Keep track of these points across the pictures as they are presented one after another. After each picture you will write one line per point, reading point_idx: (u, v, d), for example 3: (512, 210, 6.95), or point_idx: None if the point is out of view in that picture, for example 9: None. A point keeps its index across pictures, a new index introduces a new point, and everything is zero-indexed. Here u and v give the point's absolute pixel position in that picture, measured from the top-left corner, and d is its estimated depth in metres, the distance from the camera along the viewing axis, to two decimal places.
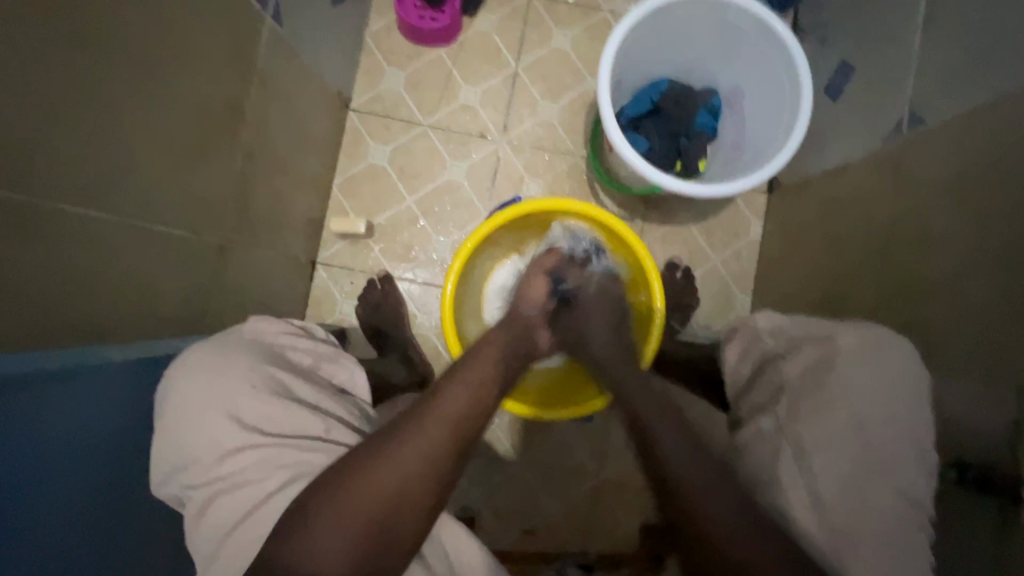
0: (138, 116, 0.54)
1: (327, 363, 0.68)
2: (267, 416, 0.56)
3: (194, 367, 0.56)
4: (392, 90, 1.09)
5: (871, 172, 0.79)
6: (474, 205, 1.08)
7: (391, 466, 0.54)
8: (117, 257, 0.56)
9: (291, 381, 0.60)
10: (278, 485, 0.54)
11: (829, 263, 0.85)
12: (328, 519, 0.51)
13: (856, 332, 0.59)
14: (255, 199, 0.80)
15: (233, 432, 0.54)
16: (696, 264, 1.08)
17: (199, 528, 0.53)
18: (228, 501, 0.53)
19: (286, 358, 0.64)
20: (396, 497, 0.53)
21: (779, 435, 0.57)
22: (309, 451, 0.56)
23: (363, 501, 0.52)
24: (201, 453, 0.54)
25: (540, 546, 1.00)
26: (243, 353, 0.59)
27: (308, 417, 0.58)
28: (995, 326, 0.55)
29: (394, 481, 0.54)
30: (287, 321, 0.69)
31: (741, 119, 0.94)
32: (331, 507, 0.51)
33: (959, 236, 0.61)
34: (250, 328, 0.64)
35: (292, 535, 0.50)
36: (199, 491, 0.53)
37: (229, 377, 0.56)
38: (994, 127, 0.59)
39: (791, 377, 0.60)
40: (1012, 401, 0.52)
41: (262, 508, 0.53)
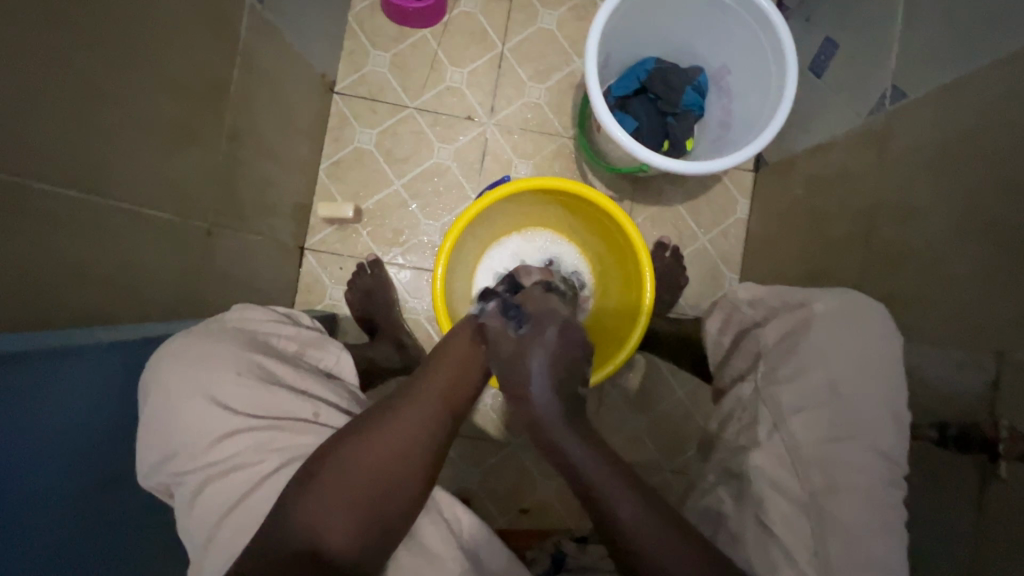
0: (121, 97, 0.53)
1: (312, 349, 0.66)
2: (257, 400, 0.54)
3: (181, 351, 0.55)
4: (377, 72, 1.08)
5: (855, 147, 0.79)
6: (462, 188, 1.08)
7: (391, 430, 0.54)
8: (102, 241, 0.56)
9: (277, 367, 0.58)
10: (273, 468, 0.52)
11: (815, 240, 0.86)
12: (332, 484, 0.49)
13: (833, 297, 0.59)
14: (241, 184, 0.79)
15: (223, 417, 0.52)
16: (685, 244, 1.08)
17: (191, 517, 0.51)
18: (220, 488, 0.51)
19: (272, 345, 0.62)
20: (399, 460, 0.53)
21: (757, 399, 0.59)
22: (302, 434, 0.54)
23: (364, 465, 0.51)
24: (190, 439, 0.51)
25: (535, 524, 1.02)
26: (229, 340, 0.58)
27: (296, 400, 0.56)
28: (975, 294, 0.56)
29: (395, 444, 0.53)
30: (271, 309, 0.68)
31: (728, 98, 0.94)
32: (333, 472, 0.50)
33: (941, 207, 0.62)
34: (233, 315, 0.63)
35: (294, 503, 0.49)
36: (189, 479, 0.51)
37: (215, 362, 0.54)
38: (975, 98, 0.60)
39: (768, 343, 0.62)
40: (990, 365, 0.54)
41: (256, 494, 0.51)
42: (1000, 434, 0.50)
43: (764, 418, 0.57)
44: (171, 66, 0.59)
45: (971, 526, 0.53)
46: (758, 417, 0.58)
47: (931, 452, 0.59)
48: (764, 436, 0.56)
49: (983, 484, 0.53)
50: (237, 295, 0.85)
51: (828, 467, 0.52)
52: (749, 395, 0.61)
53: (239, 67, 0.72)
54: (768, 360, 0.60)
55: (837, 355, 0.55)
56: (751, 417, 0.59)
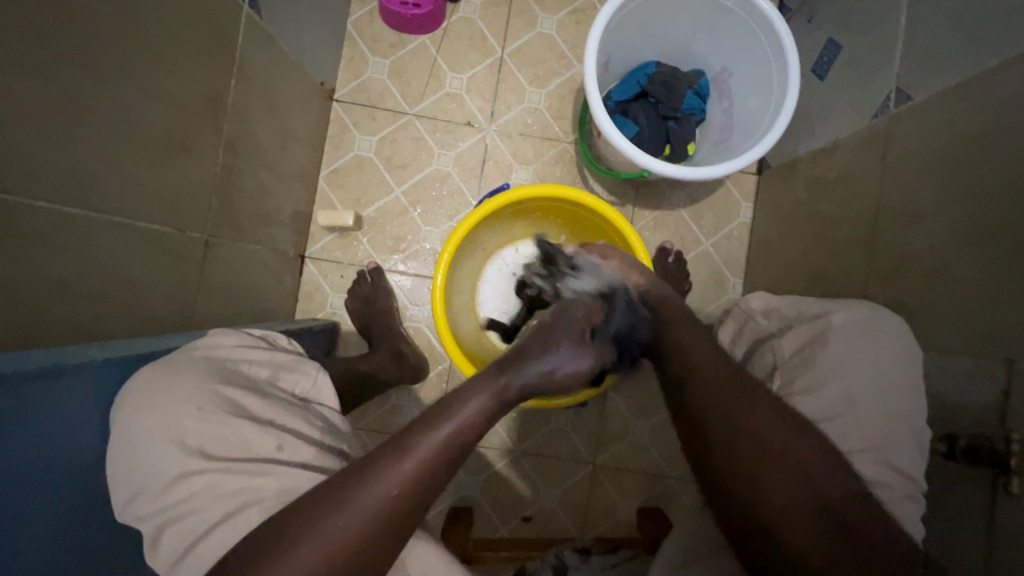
0: (113, 112, 0.53)
1: (285, 373, 0.64)
2: (213, 438, 0.52)
3: (139, 392, 0.53)
4: (376, 79, 1.07)
5: (859, 151, 0.78)
6: (463, 194, 1.07)
7: (353, 512, 0.45)
8: (97, 256, 0.56)
9: (241, 397, 0.56)
10: (226, 511, 0.49)
11: (818, 245, 0.84)
12: (272, 567, 0.42)
13: (851, 310, 0.58)
14: (239, 195, 0.79)
15: (178, 457, 0.50)
16: (688, 249, 1.07)
17: (158, 558, 0.49)
18: (181, 529, 0.49)
19: (242, 372, 0.60)
20: (362, 548, 0.45)
21: None
22: (260, 474, 0.51)
23: (325, 553, 0.44)
24: (150, 479, 0.50)
25: (538, 533, 1.01)
26: (191, 371, 0.56)
27: (258, 434, 0.53)
28: (983, 302, 0.55)
29: (361, 531, 0.45)
30: (245, 332, 0.67)
31: (729, 101, 0.93)
32: (285, 564, 0.43)
33: (947, 212, 0.61)
34: (202, 343, 0.62)
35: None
36: (152, 518, 0.49)
37: (173, 398, 0.52)
38: (981, 100, 0.58)
39: (784, 354, 0.60)
40: (999, 375, 0.53)
41: (210, 539, 0.48)
42: (1010, 448, 0.50)
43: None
44: (164, 78, 0.58)
45: (983, 541, 0.52)
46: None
47: (940, 465, 0.58)
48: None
49: (994, 498, 0.52)
50: (237, 305, 0.84)
51: None
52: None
53: (235, 78, 0.71)
54: (784, 372, 0.58)
55: (853, 366, 0.54)
56: None
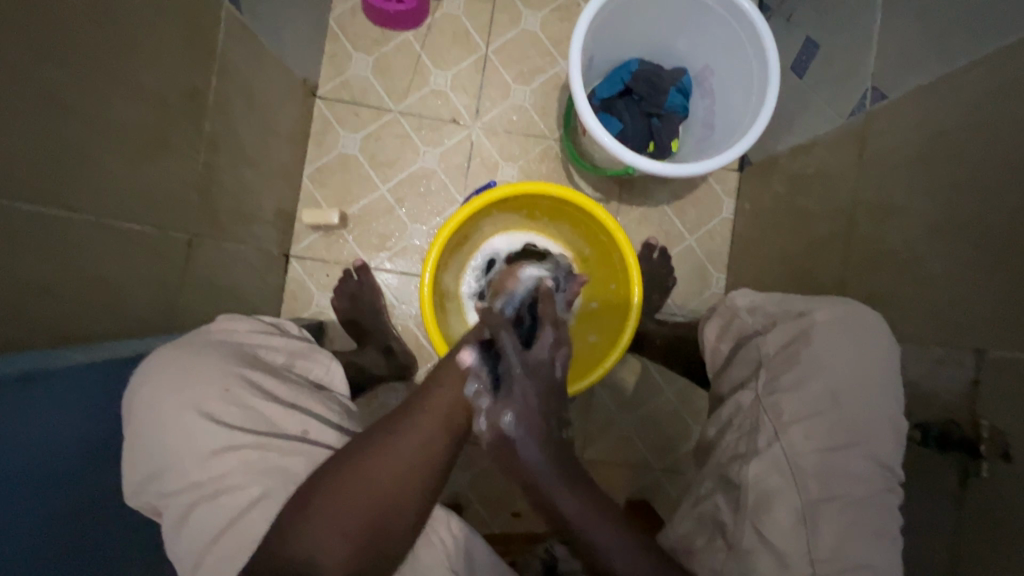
0: (92, 110, 0.52)
1: (301, 359, 0.65)
2: (248, 415, 0.53)
3: (161, 374, 0.53)
4: (359, 76, 1.06)
5: (836, 148, 0.80)
6: (449, 191, 1.07)
7: (388, 463, 0.54)
8: (78, 258, 0.55)
9: (265, 380, 0.57)
10: (265, 487, 0.51)
11: (798, 240, 0.86)
12: (328, 512, 0.49)
13: (833, 307, 0.60)
14: (220, 194, 0.78)
15: (213, 433, 0.51)
16: (672, 245, 1.09)
17: (179, 539, 0.50)
18: (213, 504, 0.50)
19: (259, 357, 0.61)
20: (395, 489, 0.53)
21: (757, 406, 0.58)
22: (293, 452, 0.53)
23: (364, 492, 0.51)
24: (180, 457, 0.50)
25: (528, 526, 1.02)
26: (215, 354, 0.56)
27: (287, 414, 0.56)
28: (955, 295, 0.57)
29: (393, 475, 0.53)
30: (257, 318, 0.67)
31: (711, 98, 0.95)
32: (332, 503, 0.50)
33: (921, 208, 0.63)
34: (218, 326, 0.61)
35: (291, 525, 0.49)
36: (178, 496, 0.50)
37: (201, 379, 0.53)
38: (951, 99, 0.60)
39: (769, 351, 0.61)
40: (970, 365, 0.55)
41: (249, 513, 0.50)
42: (981, 435, 0.52)
43: (764, 426, 0.56)
44: (143, 76, 0.57)
45: (954, 523, 0.54)
46: (758, 425, 0.57)
47: (915, 452, 0.60)
48: (763, 444, 0.56)
49: (963, 482, 0.54)
50: (221, 306, 0.83)
51: (817, 473, 0.52)
52: (749, 404, 0.60)
53: (216, 75, 0.70)
54: (768, 368, 0.60)
55: (834, 361, 0.56)
56: (750, 424, 0.59)
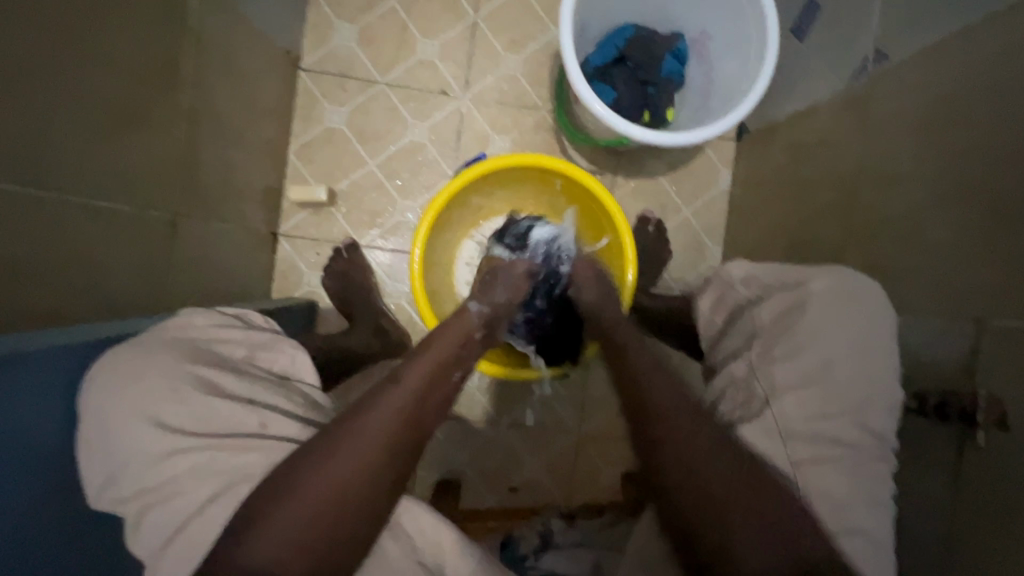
0: (62, 82, 0.49)
1: (263, 351, 0.62)
2: (199, 418, 0.51)
3: (106, 370, 0.51)
4: (344, 46, 1.03)
5: (837, 113, 0.77)
6: (439, 165, 1.04)
7: (343, 461, 0.51)
8: (54, 236, 0.53)
9: (219, 378, 0.55)
10: (214, 493, 0.49)
11: (795, 210, 0.85)
12: (277, 519, 0.47)
13: (829, 275, 0.59)
14: (202, 171, 0.75)
15: (164, 438, 0.49)
16: (668, 218, 1.07)
17: (137, 539, 0.49)
18: (167, 507, 0.49)
19: (217, 351, 0.59)
20: (350, 490, 0.50)
21: (751, 376, 0.57)
22: (244, 452, 0.51)
23: (316, 495, 0.49)
24: (130, 463, 0.49)
25: (526, 501, 1.03)
26: (163, 352, 0.54)
27: (241, 413, 0.53)
28: (956, 261, 0.56)
29: (341, 485, 0.50)
30: (218, 311, 0.65)
31: (708, 64, 0.91)
32: (280, 510, 0.47)
33: (922, 173, 0.61)
34: (172, 324, 0.59)
35: (240, 535, 0.46)
36: (131, 500, 0.49)
37: (148, 381, 0.51)
38: (959, 60, 0.58)
39: (759, 319, 0.60)
40: (968, 332, 0.54)
41: (197, 521, 0.48)
42: (976, 404, 0.51)
43: (756, 396, 0.56)
44: (114, 44, 0.54)
45: (946, 489, 0.55)
46: (752, 395, 0.56)
47: (911, 422, 0.60)
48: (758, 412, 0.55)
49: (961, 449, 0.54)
50: (207, 286, 0.82)
51: (810, 445, 0.52)
52: (743, 372, 0.58)
53: (193, 44, 0.67)
54: (762, 338, 0.58)
55: (830, 332, 0.55)
56: (745, 395, 0.57)
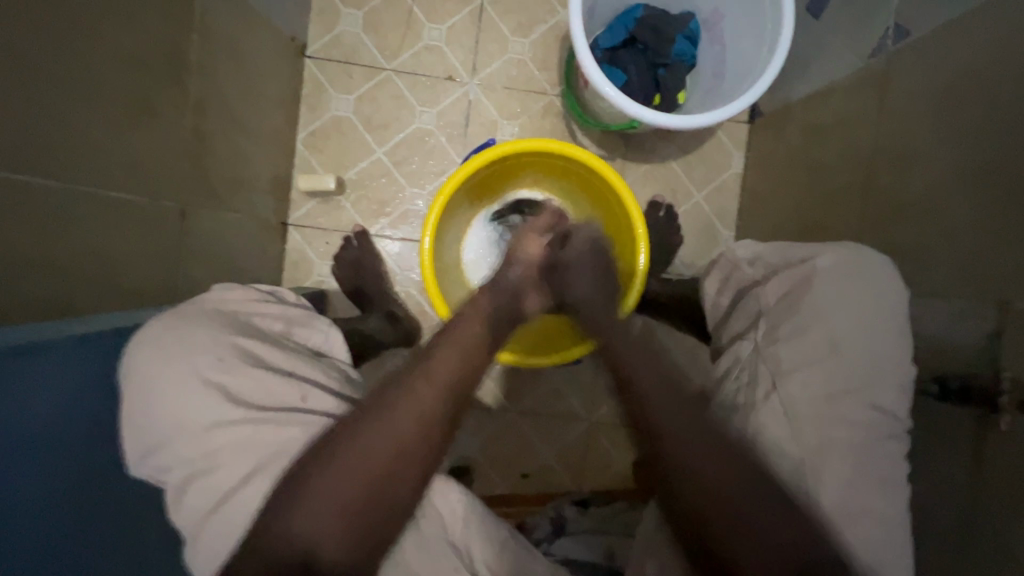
0: (70, 72, 0.49)
1: (298, 327, 0.64)
2: (246, 389, 0.53)
3: (153, 341, 0.52)
4: (350, 33, 1.02)
5: (855, 93, 0.75)
6: (447, 152, 1.04)
7: (389, 434, 0.54)
8: (70, 227, 0.53)
9: (260, 350, 0.56)
10: (249, 470, 0.50)
11: (810, 194, 0.83)
12: (327, 481, 0.50)
13: (836, 253, 0.57)
14: (211, 161, 0.75)
15: (215, 406, 0.51)
16: (679, 203, 1.06)
17: (181, 507, 0.50)
18: (210, 479, 0.50)
19: (255, 325, 0.60)
20: (390, 462, 0.53)
21: (756, 358, 0.57)
22: (284, 428, 0.52)
23: (359, 472, 0.51)
24: (178, 433, 0.50)
25: (537, 488, 1.03)
26: (208, 324, 0.55)
27: (284, 386, 0.54)
28: (977, 244, 0.55)
29: (384, 448, 0.53)
30: (254, 288, 0.66)
31: (720, 44, 0.89)
32: (326, 480, 0.50)
33: (942, 152, 0.60)
34: (211, 297, 0.60)
35: (292, 500, 0.49)
36: (178, 468, 0.50)
37: (195, 350, 0.52)
38: (984, 34, 0.56)
39: (769, 303, 0.59)
40: (990, 315, 0.53)
41: (244, 491, 0.50)
42: (1000, 386, 0.50)
43: (762, 375, 0.55)
44: (120, 35, 0.54)
45: (965, 475, 0.54)
46: (758, 375, 0.56)
47: (933, 407, 0.59)
48: (763, 394, 0.54)
49: (980, 437, 0.53)
50: (219, 276, 0.82)
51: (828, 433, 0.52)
52: (749, 354, 0.58)
53: (198, 33, 0.66)
54: (768, 319, 0.58)
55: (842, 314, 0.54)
56: (750, 375, 0.57)
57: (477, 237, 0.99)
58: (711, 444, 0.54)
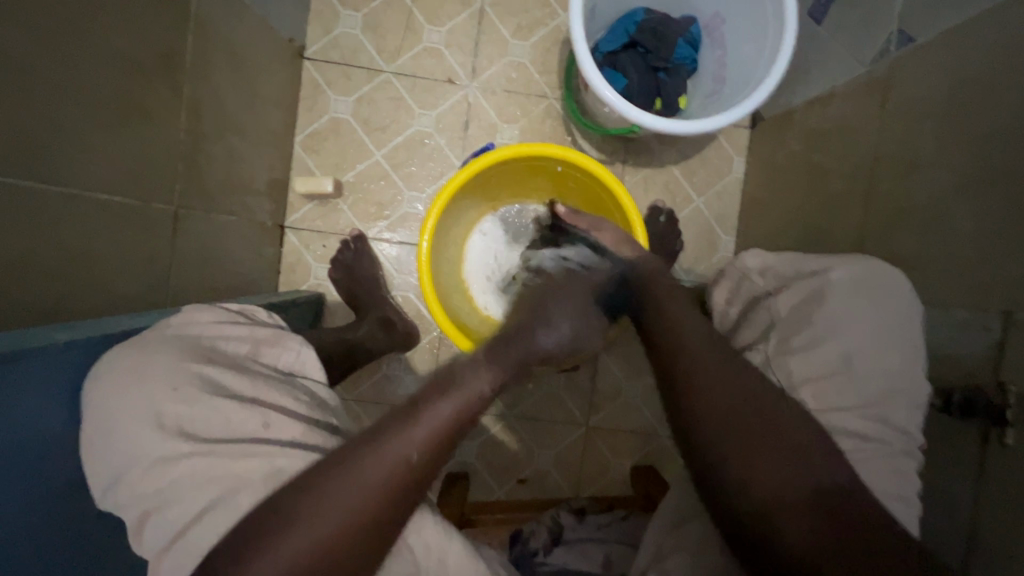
0: (62, 73, 0.48)
1: (266, 347, 0.58)
2: (200, 418, 0.48)
3: (112, 371, 0.49)
4: (349, 34, 1.01)
5: (857, 98, 0.75)
6: (446, 155, 1.03)
7: (374, 488, 0.43)
8: (60, 231, 0.52)
9: (220, 375, 0.51)
10: (205, 506, 0.45)
11: (811, 200, 0.82)
12: (286, 548, 0.40)
13: (849, 265, 0.57)
14: (207, 162, 0.74)
15: (163, 439, 0.46)
16: (679, 208, 1.05)
17: (141, 545, 0.46)
18: (163, 517, 0.45)
19: (218, 348, 0.55)
20: (366, 525, 0.43)
21: (767, 367, 0.56)
22: (241, 458, 0.47)
23: (328, 528, 0.42)
24: (128, 467, 0.45)
25: (534, 494, 1.02)
26: (167, 351, 0.51)
27: (243, 412, 0.49)
28: (982, 254, 0.54)
29: (367, 507, 0.43)
30: (221, 307, 0.62)
31: (722, 48, 0.89)
32: (286, 544, 0.40)
33: (946, 159, 0.59)
34: (176, 321, 0.57)
35: (247, 559, 0.40)
36: (132, 504, 0.45)
37: (148, 379, 0.48)
38: (988, 41, 0.55)
39: (781, 312, 0.58)
40: (994, 326, 0.52)
41: (198, 527, 0.44)
42: (1006, 401, 0.49)
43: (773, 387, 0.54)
44: (113, 35, 0.53)
45: (968, 487, 0.54)
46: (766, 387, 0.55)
47: (935, 417, 0.58)
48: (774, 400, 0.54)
49: (984, 447, 0.52)
50: (213, 280, 0.81)
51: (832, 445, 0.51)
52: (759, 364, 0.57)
53: (193, 33, 0.65)
54: (780, 330, 0.57)
55: (846, 324, 0.53)
56: None
57: (477, 242, 0.99)
58: (734, 377, 0.51)
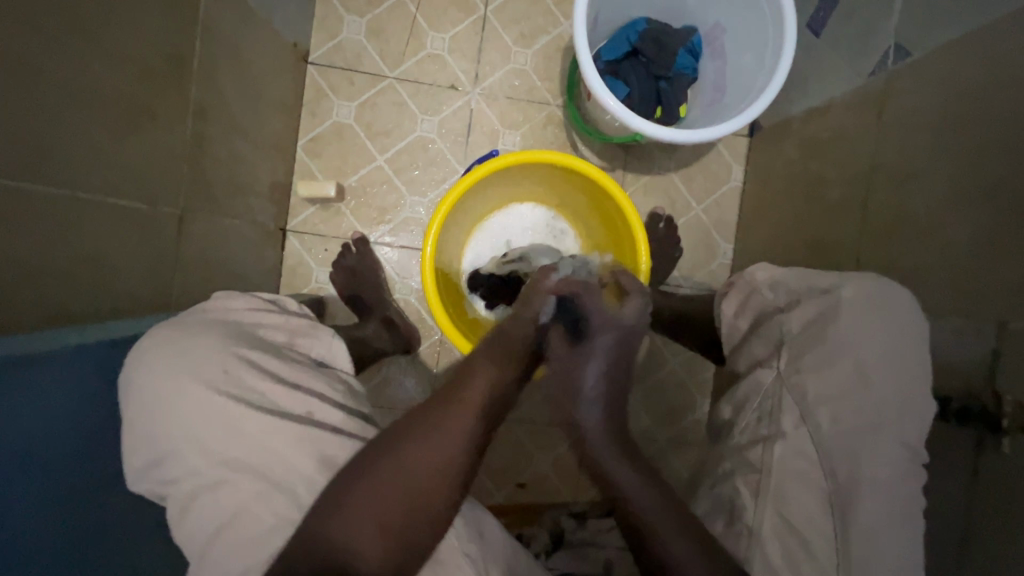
0: (70, 77, 0.49)
1: (302, 338, 0.64)
2: (254, 395, 0.53)
3: (163, 349, 0.52)
4: (352, 39, 1.02)
5: (854, 109, 0.76)
6: (448, 160, 1.04)
7: (439, 438, 0.55)
8: (66, 235, 0.53)
9: (263, 359, 0.56)
10: (257, 489, 0.50)
11: (809, 210, 0.84)
12: (361, 507, 0.49)
13: (861, 281, 0.57)
14: (211, 166, 0.75)
15: (224, 411, 0.51)
16: (679, 215, 1.06)
17: (182, 527, 0.50)
18: (212, 500, 0.49)
19: (259, 335, 0.60)
20: (433, 475, 0.53)
21: (780, 386, 0.58)
22: (295, 440, 0.52)
23: (395, 483, 0.52)
24: (186, 442, 0.50)
25: (532, 498, 1.02)
26: (214, 334, 0.56)
27: (290, 394, 0.55)
28: (976, 264, 0.55)
29: (432, 458, 0.54)
30: (256, 296, 0.67)
31: (721, 58, 0.90)
32: (359, 501, 0.50)
33: (941, 171, 0.60)
34: (215, 307, 0.61)
35: (330, 515, 0.49)
36: (183, 485, 0.49)
37: (203, 357, 0.53)
38: (981, 56, 0.57)
39: (792, 330, 0.60)
40: (990, 335, 0.54)
41: (251, 511, 0.49)
42: (1003, 409, 0.51)
43: (787, 406, 0.57)
44: (121, 39, 0.53)
45: (964, 493, 0.55)
46: (781, 406, 0.57)
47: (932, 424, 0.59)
48: (790, 426, 0.56)
49: (980, 453, 0.54)
50: (217, 283, 0.81)
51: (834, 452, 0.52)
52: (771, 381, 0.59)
53: (200, 38, 0.66)
54: (791, 348, 0.59)
55: (847, 334, 0.54)
56: (772, 406, 0.58)
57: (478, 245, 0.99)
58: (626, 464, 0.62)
